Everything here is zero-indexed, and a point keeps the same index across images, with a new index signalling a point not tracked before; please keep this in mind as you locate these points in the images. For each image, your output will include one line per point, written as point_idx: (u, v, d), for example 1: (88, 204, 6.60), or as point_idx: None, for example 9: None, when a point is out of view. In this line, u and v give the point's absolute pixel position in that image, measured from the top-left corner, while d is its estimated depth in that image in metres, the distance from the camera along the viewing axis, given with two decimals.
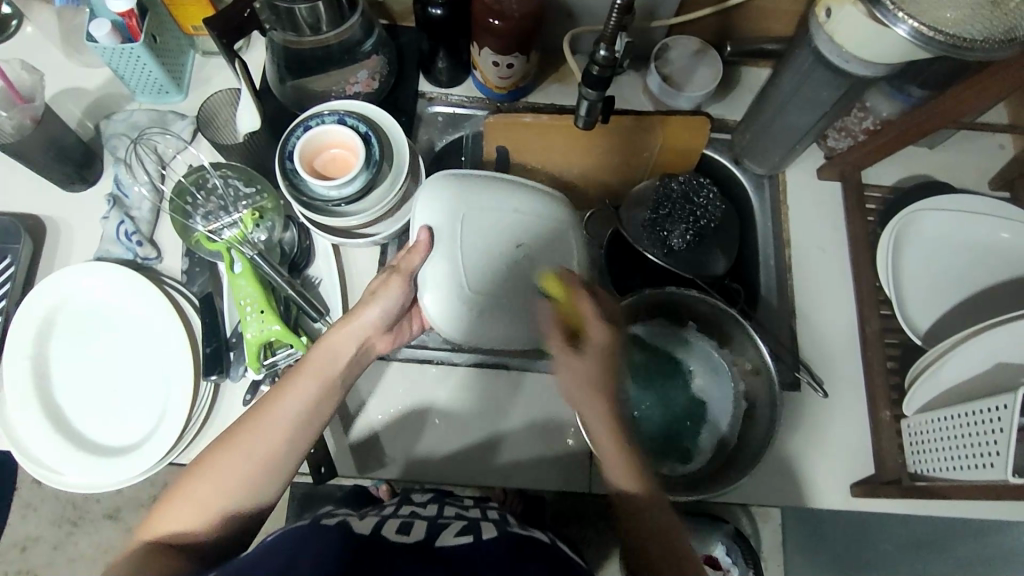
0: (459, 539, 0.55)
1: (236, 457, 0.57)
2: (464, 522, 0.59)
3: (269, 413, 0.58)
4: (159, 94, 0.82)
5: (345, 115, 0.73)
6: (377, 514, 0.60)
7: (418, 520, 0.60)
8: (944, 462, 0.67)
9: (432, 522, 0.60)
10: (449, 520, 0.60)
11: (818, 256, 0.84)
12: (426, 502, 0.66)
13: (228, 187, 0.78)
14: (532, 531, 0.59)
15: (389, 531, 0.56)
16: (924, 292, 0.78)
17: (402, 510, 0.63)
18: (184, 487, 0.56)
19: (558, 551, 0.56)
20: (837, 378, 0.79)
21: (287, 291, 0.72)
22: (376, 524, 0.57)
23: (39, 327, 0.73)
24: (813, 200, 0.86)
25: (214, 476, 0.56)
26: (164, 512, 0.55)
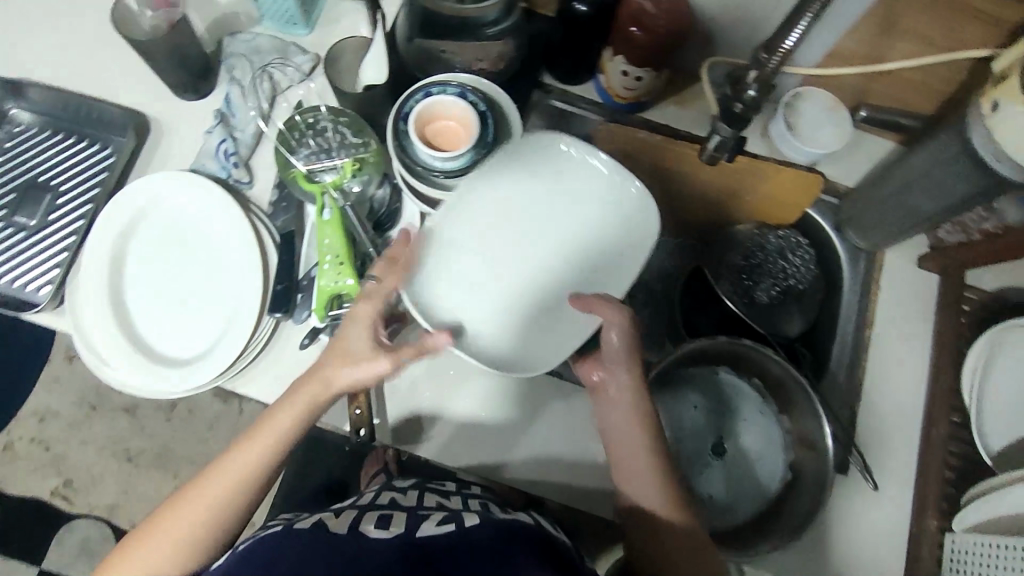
0: (440, 529, 0.55)
1: (189, 509, 0.60)
2: (445, 513, 0.60)
3: (221, 469, 0.61)
4: (288, 25, 0.82)
5: (468, 90, 0.72)
6: (354, 510, 0.61)
7: (398, 512, 0.61)
8: None
9: (411, 514, 0.60)
10: (428, 510, 0.61)
11: (899, 345, 0.81)
12: (406, 491, 0.67)
13: (336, 132, 0.75)
14: (514, 516, 0.61)
15: (369, 527, 0.56)
16: (1003, 411, 0.75)
17: (383, 499, 0.65)
18: (134, 544, 0.60)
19: (543, 535, 0.59)
20: (888, 473, 0.77)
21: (369, 248, 0.73)
22: (353, 520, 0.58)
23: (125, 227, 0.74)
24: (906, 287, 0.83)
25: (167, 525, 0.59)
26: (116, 564, 0.59)
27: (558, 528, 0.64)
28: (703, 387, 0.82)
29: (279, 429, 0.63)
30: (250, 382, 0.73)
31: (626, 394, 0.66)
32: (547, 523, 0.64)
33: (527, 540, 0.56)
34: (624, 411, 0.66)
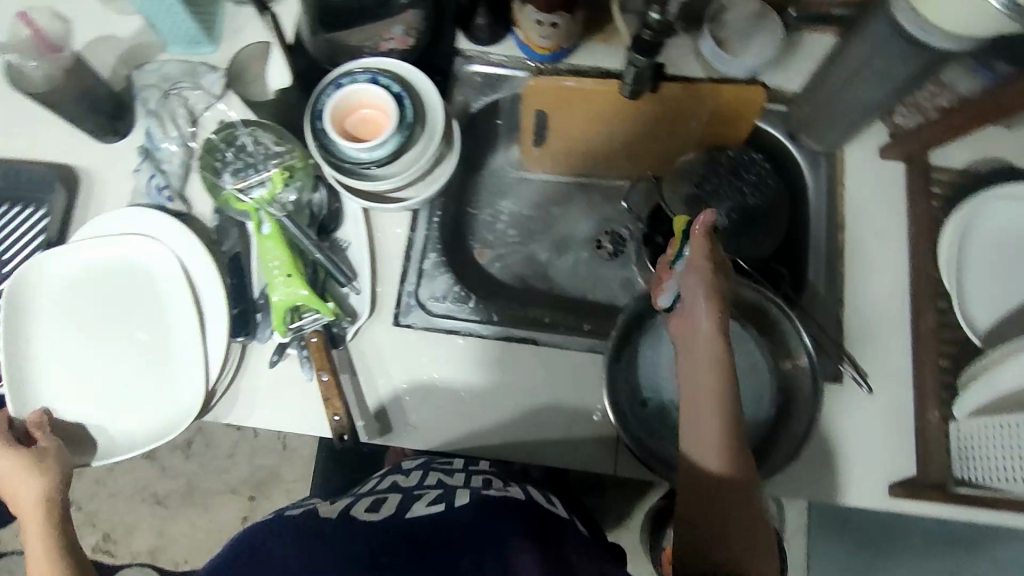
0: (429, 510, 0.55)
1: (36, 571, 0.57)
2: (438, 491, 0.60)
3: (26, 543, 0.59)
4: (192, 45, 0.80)
5: (378, 74, 0.70)
6: (349, 497, 0.60)
7: (393, 493, 0.60)
8: (1004, 473, 0.65)
9: (407, 494, 0.60)
10: (424, 490, 0.61)
11: (874, 241, 0.79)
12: (410, 472, 0.67)
13: (259, 145, 0.74)
14: (507, 492, 0.61)
15: (360, 509, 0.56)
16: (987, 287, 0.72)
17: (383, 485, 0.64)
18: None
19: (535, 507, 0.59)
20: (884, 373, 0.75)
21: (315, 255, 0.71)
22: (345, 506, 0.58)
23: (51, 304, 0.73)
24: (872, 181, 0.80)
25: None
26: None
27: (552, 504, 0.63)
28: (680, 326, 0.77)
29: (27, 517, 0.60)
30: (229, 409, 0.72)
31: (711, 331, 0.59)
32: (542, 497, 0.64)
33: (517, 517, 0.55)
34: (692, 377, 0.59)
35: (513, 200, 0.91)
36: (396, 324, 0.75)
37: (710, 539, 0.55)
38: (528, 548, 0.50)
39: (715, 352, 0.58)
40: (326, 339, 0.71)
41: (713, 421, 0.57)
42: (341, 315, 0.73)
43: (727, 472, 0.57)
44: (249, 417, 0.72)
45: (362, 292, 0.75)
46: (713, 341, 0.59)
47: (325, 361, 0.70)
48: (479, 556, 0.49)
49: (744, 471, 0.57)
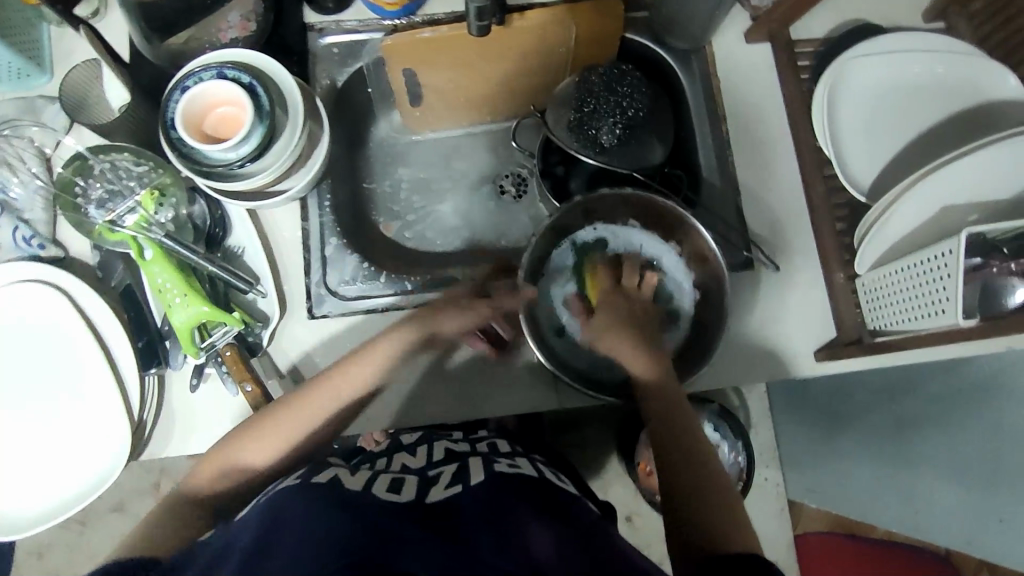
0: (447, 493, 0.54)
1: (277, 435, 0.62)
2: (456, 469, 0.59)
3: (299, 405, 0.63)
4: (20, 79, 0.74)
5: (223, 67, 0.66)
6: (369, 471, 0.58)
7: (408, 474, 0.58)
8: (900, 314, 0.67)
9: (422, 476, 0.58)
10: (439, 470, 0.59)
11: (756, 126, 0.81)
12: (418, 450, 0.66)
13: (117, 169, 0.71)
14: (518, 469, 0.59)
15: (381, 489, 0.53)
16: (864, 145, 0.75)
17: (394, 465, 0.62)
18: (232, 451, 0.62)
19: (546, 484, 0.58)
20: (790, 249, 0.78)
21: (208, 269, 0.69)
22: (370, 479, 0.55)
23: None
24: (743, 67, 0.82)
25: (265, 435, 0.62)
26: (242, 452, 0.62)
27: (565, 482, 0.62)
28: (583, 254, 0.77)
29: (297, 422, 0.63)
30: (165, 443, 0.70)
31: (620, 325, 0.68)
32: (553, 475, 0.63)
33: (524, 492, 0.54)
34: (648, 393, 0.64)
35: (408, 165, 0.89)
36: (311, 317, 0.74)
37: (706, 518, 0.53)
38: (544, 527, 0.49)
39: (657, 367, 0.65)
40: (241, 350, 0.70)
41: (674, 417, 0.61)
42: (253, 322, 0.71)
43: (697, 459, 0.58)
44: (186, 446, 0.70)
45: (268, 294, 0.73)
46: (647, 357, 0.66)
47: (245, 371, 0.68)
48: (494, 525, 0.48)
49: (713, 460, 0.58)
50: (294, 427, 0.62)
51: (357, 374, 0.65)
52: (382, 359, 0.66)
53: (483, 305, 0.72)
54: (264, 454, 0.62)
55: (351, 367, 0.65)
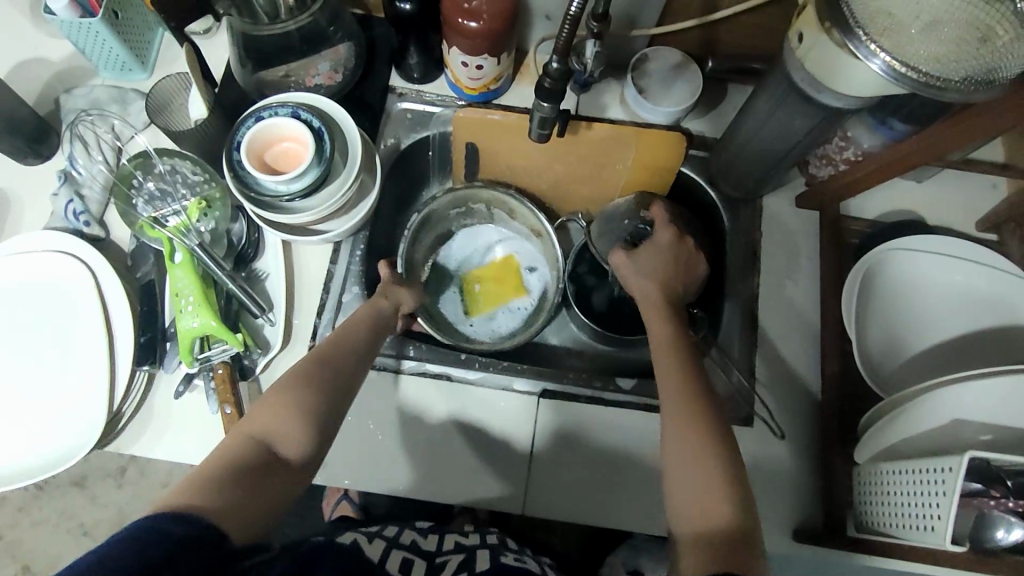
0: None
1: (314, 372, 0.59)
2: (463, 556, 0.57)
3: (333, 347, 0.62)
4: (123, 71, 0.81)
5: (299, 109, 0.70)
6: (381, 540, 0.56)
7: (417, 556, 0.56)
8: (889, 516, 0.64)
9: (429, 562, 0.55)
10: (447, 555, 0.57)
11: (788, 288, 0.80)
12: (427, 530, 0.62)
13: (175, 173, 0.75)
14: (521, 563, 0.56)
15: (392, 568, 0.52)
16: (888, 334, 0.74)
17: (404, 538, 0.59)
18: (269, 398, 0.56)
19: None
20: (793, 417, 0.76)
21: (228, 286, 0.71)
22: (383, 555, 0.53)
23: None
24: (788, 228, 0.83)
25: (295, 378, 0.58)
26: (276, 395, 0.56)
27: None
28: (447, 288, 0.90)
29: (316, 369, 0.59)
30: (134, 441, 0.70)
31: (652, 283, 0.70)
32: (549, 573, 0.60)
33: None
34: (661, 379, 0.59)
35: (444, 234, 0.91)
36: None
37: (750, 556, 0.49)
38: None
39: (668, 333, 0.64)
40: (233, 371, 0.71)
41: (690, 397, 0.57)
42: (253, 347, 0.73)
43: (715, 447, 0.54)
44: (153, 449, 0.70)
45: (276, 323, 0.74)
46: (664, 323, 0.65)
47: (229, 393, 0.69)
48: None
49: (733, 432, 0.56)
50: (325, 376, 0.59)
51: (349, 331, 0.65)
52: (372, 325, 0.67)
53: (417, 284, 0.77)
54: (304, 395, 0.56)
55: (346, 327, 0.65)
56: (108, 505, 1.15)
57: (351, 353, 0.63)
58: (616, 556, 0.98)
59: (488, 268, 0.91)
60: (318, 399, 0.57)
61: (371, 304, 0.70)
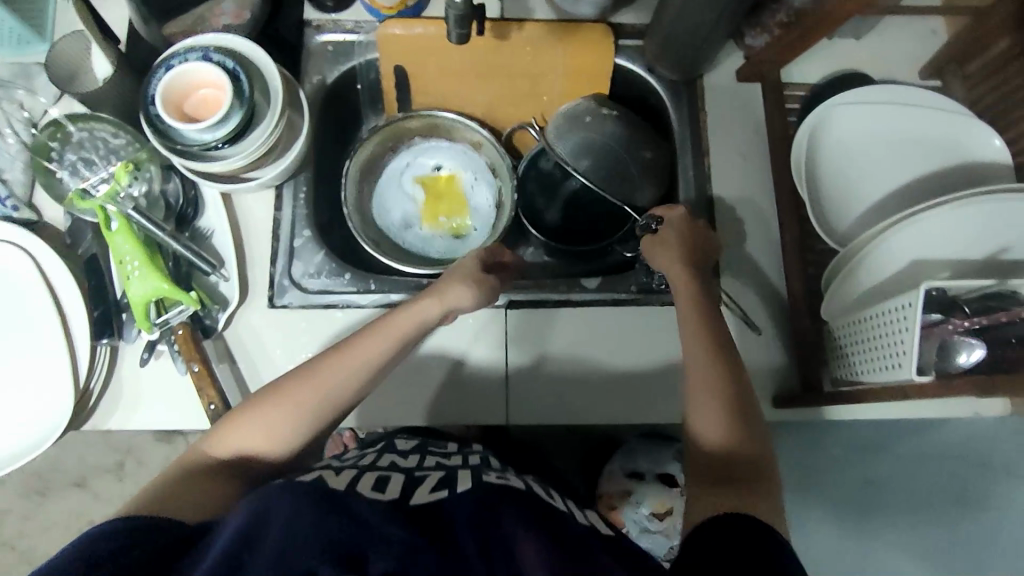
0: (432, 497, 0.49)
1: (302, 391, 0.57)
2: (443, 472, 0.54)
3: (344, 361, 0.59)
4: (21, 46, 0.76)
5: (209, 51, 0.67)
6: (353, 467, 0.55)
7: (394, 472, 0.54)
8: (861, 364, 0.65)
9: (408, 476, 0.54)
10: (426, 471, 0.55)
11: (738, 163, 0.80)
12: (406, 452, 0.62)
13: (95, 139, 0.73)
14: (508, 480, 0.53)
15: (365, 487, 0.49)
16: (842, 192, 0.74)
17: (381, 461, 0.58)
18: (246, 415, 0.56)
19: (538, 499, 0.50)
20: (757, 289, 0.77)
21: (173, 246, 0.69)
22: (354, 478, 0.51)
23: None
24: (732, 104, 0.82)
25: (279, 399, 0.57)
26: (247, 415, 0.56)
27: (556, 496, 0.55)
28: (399, 225, 0.86)
29: (312, 397, 0.57)
30: (108, 415, 0.70)
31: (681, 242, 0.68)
32: (541, 488, 0.55)
33: (512, 511, 0.47)
34: (689, 347, 0.61)
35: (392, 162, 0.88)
36: (271, 306, 0.73)
37: (754, 490, 0.51)
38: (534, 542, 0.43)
39: (699, 308, 0.63)
40: (194, 330, 0.70)
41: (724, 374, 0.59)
42: (211, 305, 0.72)
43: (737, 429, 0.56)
44: (130, 420, 0.70)
45: (231, 278, 0.73)
46: (693, 288, 0.65)
47: (194, 351, 0.68)
48: (483, 536, 0.44)
49: (756, 412, 0.58)
50: (314, 403, 0.57)
51: (374, 347, 0.60)
52: (398, 335, 0.62)
53: (483, 274, 0.66)
54: (281, 419, 0.56)
55: (377, 338, 0.61)
56: (110, 499, 1.14)
57: (367, 373, 0.60)
58: (614, 463, 0.99)
59: (428, 189, 0.88)
60: (300, 422, 0.57)
61: (415, 306, 0.63)
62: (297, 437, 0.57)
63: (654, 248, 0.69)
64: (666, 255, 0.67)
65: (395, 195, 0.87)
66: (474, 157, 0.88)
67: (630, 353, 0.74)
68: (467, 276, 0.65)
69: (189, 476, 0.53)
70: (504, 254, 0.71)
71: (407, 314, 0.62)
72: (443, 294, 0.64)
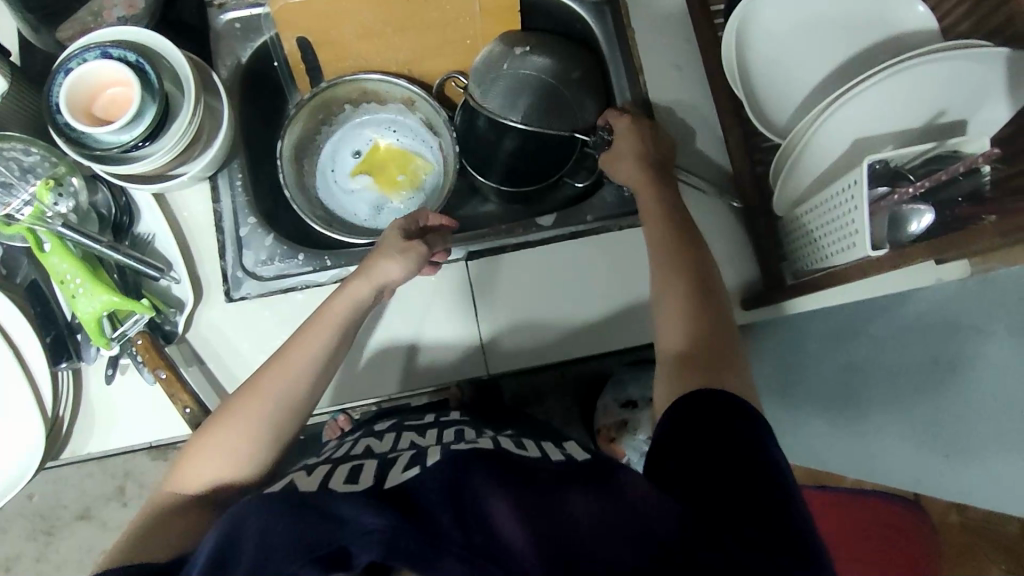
0: (406, 474, 0.47)
1: (256, 404, 0.58)
2: (413, 452, 0.53)
3: (290, 364, 0.59)
4: None
5: (107, 47, 0.64)
6: (326, 465, 0.54)
7: (367, 460, 0.54)
8: (819, 254, 0.65)
9: (381, 460, 0.53)
10: (398, 453, 0.54)
11: (673, 75, 0.80)
12: (380, 437, 0.61)
13: (8, 160, 0.68)
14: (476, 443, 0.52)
15: (337, 483, 0.48)
16: (777, 85, 0.74)
17: (354, 452, 0.57)
18: (205, 442, 0.56)
19: (510, 455, 0.50)
20: (710, 197, 0.77)
21: (115, 257, 0.67)
22: (324, 476, 0.50)
23: None
24: (658, 16, 0.80)
25: (233, 418, 0.57)
26: (205, 444, 0.56)
27: (526, 447, 0.54)
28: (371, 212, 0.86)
29: (263, 406, 0.57)
30: (86, 439, 0.69)
31: (634, 163, 0.71)
32: (514, 445, 0.55)
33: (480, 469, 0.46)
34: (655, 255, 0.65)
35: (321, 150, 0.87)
36: (230, 301, 0.72)
37: (726, 369, 0.54)
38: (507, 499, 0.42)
39: (658, 209, 0.67)
40: (155, 338, 0.68)
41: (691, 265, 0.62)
42: (166, 309, 0.70)
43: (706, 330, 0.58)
44: (109, 439, 0.69)
45: (182, 280, 0.71)
46: (657, 196, 0.68)
47: (158, 358, 0.66)
48: (458, 502, 0.42)
49: (725, 305, 0.61)
50: (268, 410, 0.58)
51: (312, 340, 0.60)
52: (337, 325, 0.62)
53: (411, 241, 0.64)
54: (239, 437, 0.56)
55: (311, 333, 0.61)
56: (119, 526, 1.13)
57: (314, 366, 0.60)
58: (606, 397, 1.01)
59: (368, 170, 0.88)
60: (259, 434, 0.57)
61: (346, 290, 0.63)
62: (258, 452, 0.57)
63: (614, 159, 0.73)
64: (627, 161, 0.71)
65: (346, 189, 0.87)
66: (386, 113, 0.88)
67: (597, 282, 0.74)
68: (393, 250, 0.64)
69: (162, 517, 0.53)
70: (428, 215, 0.70)
71: (341, 302, 0.62)
72: (371, 272, 0.63)
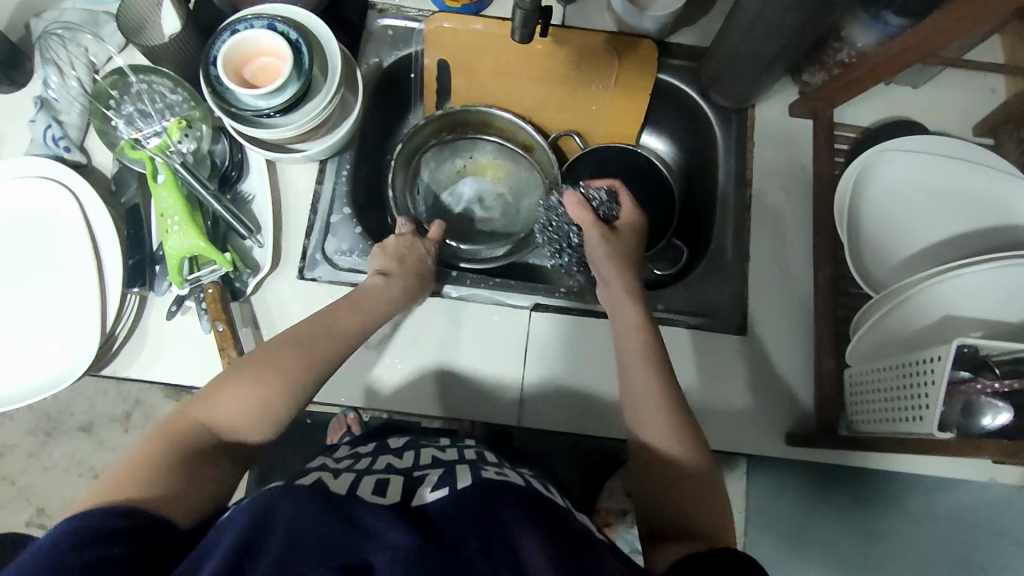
0: (434, 494, 0.47)
1: (286, 358, 0.57)
2: (442, 468, 0.53)
3: (326, 333, 0.61)
4: None
5: (275, 20, 0.68)
6: (351, 471, 0.54)
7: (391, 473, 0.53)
8: (882, 413, 0.64)
9: (405, 474, 0.53)
10: (425, 469, 0.54)
11: (780, 197, 0.80)
12: (402, 450, 0.60)
13: (154, 91, 0.74)
14: (506, 474, 0.52)
15: (364, 491, 0.48)
16: (878, 238, 0.74)
17: (377, 464, 0.56)
18: (221, 391, 0.54)
19: (534, 491, 0.49)
20: (783, 324, 0.77)
21: (214, 206, 0.70)
22: (353, 483, 0.51)
23: None
24: (781, 136, 0.82)
25: (258, 370, 0.55)
26: (225, 391, 0.54)
27: (555, 492, 0.54)
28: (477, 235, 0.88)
29: (292, 367, 0.57)
30: (129, 363, 0.71)
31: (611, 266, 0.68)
32: (538, 482, 0.55)
33: (513, 506, 0.45)
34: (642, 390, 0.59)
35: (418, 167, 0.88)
36: (301, 278, 0.74)
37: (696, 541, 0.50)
38: (537, 543, 0.41)
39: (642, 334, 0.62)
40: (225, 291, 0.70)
41: (653, 371, 0.59)
42: (243, 268, 0.72)
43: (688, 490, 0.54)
44: (150, 369, 0.71)
45: (265, 245, 0.74)
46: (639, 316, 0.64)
47: (221, 311, 0.69)
48: (485, 535, 0.42)
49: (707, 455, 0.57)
50: (293, 366, 0.57)
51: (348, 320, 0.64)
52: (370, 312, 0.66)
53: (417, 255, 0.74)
54: (259, 388, 0.54)
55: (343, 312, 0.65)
56: None
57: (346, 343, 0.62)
58: None
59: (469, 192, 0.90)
60: (282, 389, 0.55)
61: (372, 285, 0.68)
62: (279, 413, 0.55)
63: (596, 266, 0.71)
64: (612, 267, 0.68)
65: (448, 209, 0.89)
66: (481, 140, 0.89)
67: None
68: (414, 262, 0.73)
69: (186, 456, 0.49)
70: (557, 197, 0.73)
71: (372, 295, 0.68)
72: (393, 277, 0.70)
